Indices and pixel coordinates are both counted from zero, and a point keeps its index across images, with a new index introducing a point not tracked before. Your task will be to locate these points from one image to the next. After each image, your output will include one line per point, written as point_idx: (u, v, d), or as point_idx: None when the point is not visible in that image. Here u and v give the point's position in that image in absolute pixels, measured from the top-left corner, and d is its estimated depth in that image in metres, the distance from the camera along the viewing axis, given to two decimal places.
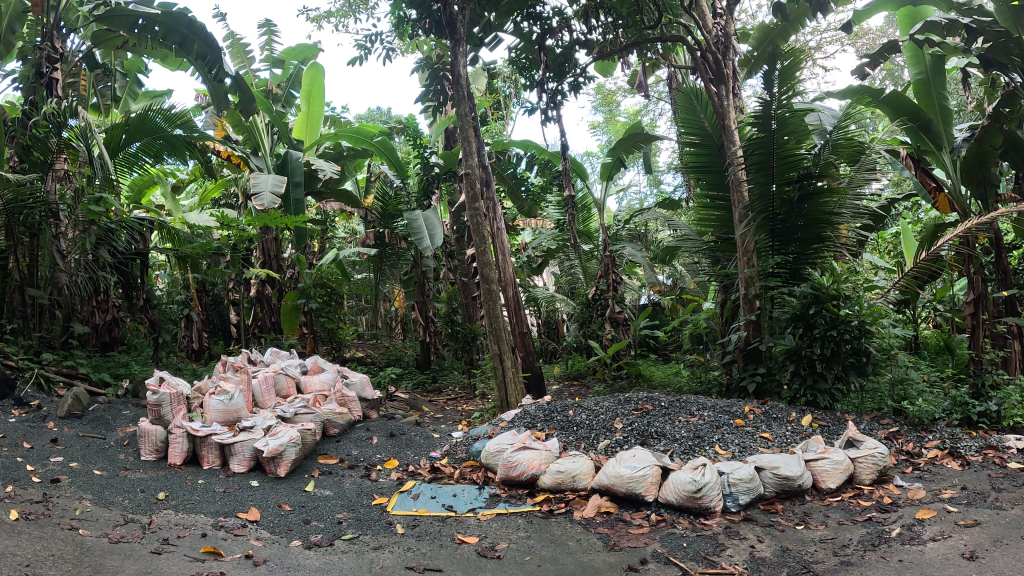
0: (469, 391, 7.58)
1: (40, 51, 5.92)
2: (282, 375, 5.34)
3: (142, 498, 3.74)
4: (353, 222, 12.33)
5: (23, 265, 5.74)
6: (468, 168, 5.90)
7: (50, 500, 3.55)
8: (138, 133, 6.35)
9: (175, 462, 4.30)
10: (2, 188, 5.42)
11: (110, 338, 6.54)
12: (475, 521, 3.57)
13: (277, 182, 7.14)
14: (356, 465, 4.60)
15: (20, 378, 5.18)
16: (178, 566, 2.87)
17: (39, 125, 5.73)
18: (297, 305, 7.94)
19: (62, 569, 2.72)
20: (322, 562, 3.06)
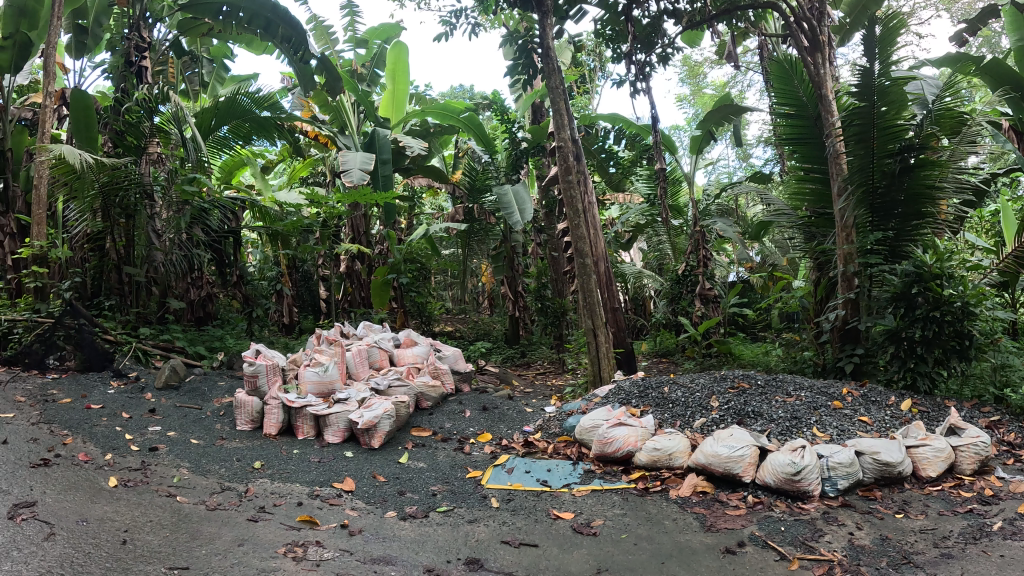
0: (559, 365, 7.61)
1: (130, 41, 6.20)
2: (375, 348, 5.53)
3: (239, 467, 3.94)
4: (440, 200, 12.49)
5: (120, 245, 6.05)
6: (562, 141, 5.83)
7: (149, 468, 3.81)
8: (226, 118, 6.74)
9: (270, 432, 4.53)
10: (99, 172, 5.64)
11: (203, 314, 7.11)
12: (571, 497, 3.59)
13: (365, 159, 7.27)
14: (449, 438, 4.69)
15: (118, 352, 5.61)
16: (275, 533, 3.01)
17: (132, 110, 6.02)
18: (387, 279, 8.17)
19: (161, 535, 2.90)
20: (417, 534, 3.15)
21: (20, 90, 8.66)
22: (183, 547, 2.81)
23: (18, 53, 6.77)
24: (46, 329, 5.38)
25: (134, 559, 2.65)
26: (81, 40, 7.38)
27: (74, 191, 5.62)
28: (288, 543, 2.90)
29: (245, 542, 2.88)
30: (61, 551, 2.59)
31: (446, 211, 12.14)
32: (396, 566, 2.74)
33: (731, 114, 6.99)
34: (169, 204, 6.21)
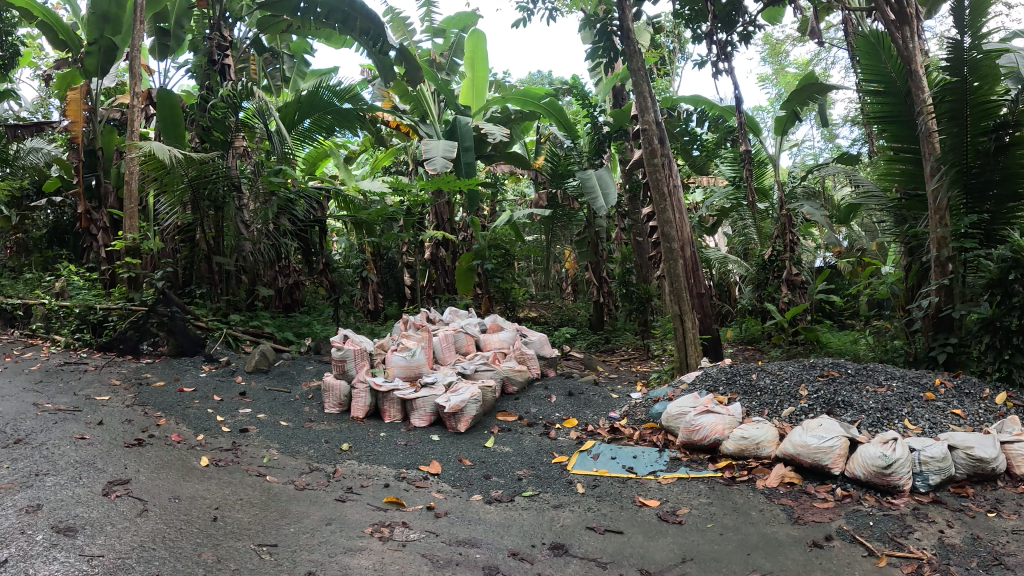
0: (643, 352, 7.53)
1: (211, 41, 6.48)
2: (462, 333, 5.59)
3: (327, 449, 4.08)
4: (522, 186, 12.55)
5: (210, 236, 6.58)
6: (645, 124, 5.73)
7: (239, 449, 4.00)
8: (309, 111, 6.98)
9: (358, 415, 4.66)
10: (189, 166, 6.05)
11: (290, 300, 7.50)
12: (656, 484, 3.56)
13: (448, 147, 7.36)
14: (535, 423, 4.71)
15: (210, 337, 6.04)
16: (361, 513, 3.11)
17: (218, 107, 6.33)
18: (471, 266, 8.17)
19: (249, 513, 3.05)
20: (503, 518, 3.19)
21: (110, 92, 9.51)
22: (271, 525, 2.94)
23: (102, 57, 7.30)
24: (141, 315, 5.90)
25: (223, 534, 2.79)
26: (163, 42, 7.84)
27: (165, 185, 6.14)
28: (373, 522, 2.99)
29: (331, 521, 2.99)
30: (153, 527, 2.77)
31: (529, 197, 12.16)
32: (479, 549, 2.79)
33: (813, 92, 6.74)
34: (255, 195, 6.64)
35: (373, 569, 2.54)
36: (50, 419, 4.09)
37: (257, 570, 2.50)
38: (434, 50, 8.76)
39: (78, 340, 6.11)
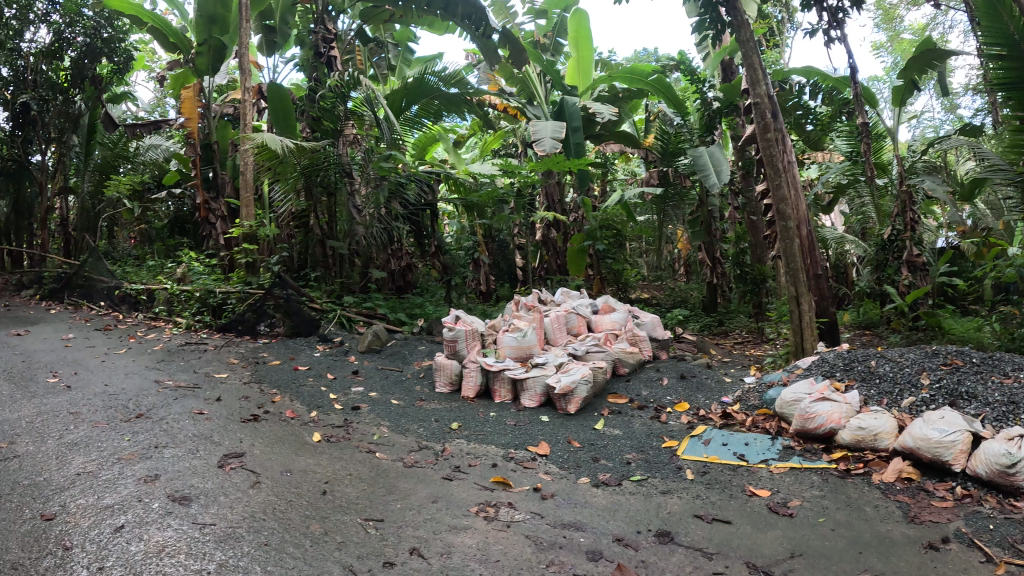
0: (758, 335, 7.26)
1: (318, 34, 7.01)
2: (574, 315, 5.56)
3: (438, 428, 4.17)
4: (632, 164, 12.41)
5: (323, 221, 7.08)
6: (757, 97, 5.46)
7: (351, 426, 4.15)
8: (416, 98, 7.13)
9: (469, 395, 4.74)
10: (300, 154, 6.46)
11: (403, 282, 7.85)
12: (768, 473, 3.42)
13: (557, 128, 7.30)
14: (646, 406, 4.62)
15: (325, 318, 6.39)
16: (469, 493, 3.16)
17: (327, 97, 6.74)
18: (583, 248, 8.16)
19: (358, 488, 3.16)
20: (609, 502, 3.17)
21: (223, 88, 10.43)
22: (378, 500, 3.03)
23: (212, 55, 7.85)
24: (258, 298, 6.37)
25: (331, 508, 2.90)
26: (271, 38, 8.45)
27: (279, 173, 6.56)
28: (479, 503, 3.04)
29: (438, 499, 3.06)
30: (263, 499, 2.92)
31: (638, 176, 11.97)
32: (586, 534, 2.80)
33: (934, 58, 6.26)
34: (366, 181, 6.84)
35: (474, 549, 2.58)
36: (171, 396, 4.46)
37: (360, 544, 2.58)
38: (537, 32, 8.85)
39: (201, 323, 6.68)
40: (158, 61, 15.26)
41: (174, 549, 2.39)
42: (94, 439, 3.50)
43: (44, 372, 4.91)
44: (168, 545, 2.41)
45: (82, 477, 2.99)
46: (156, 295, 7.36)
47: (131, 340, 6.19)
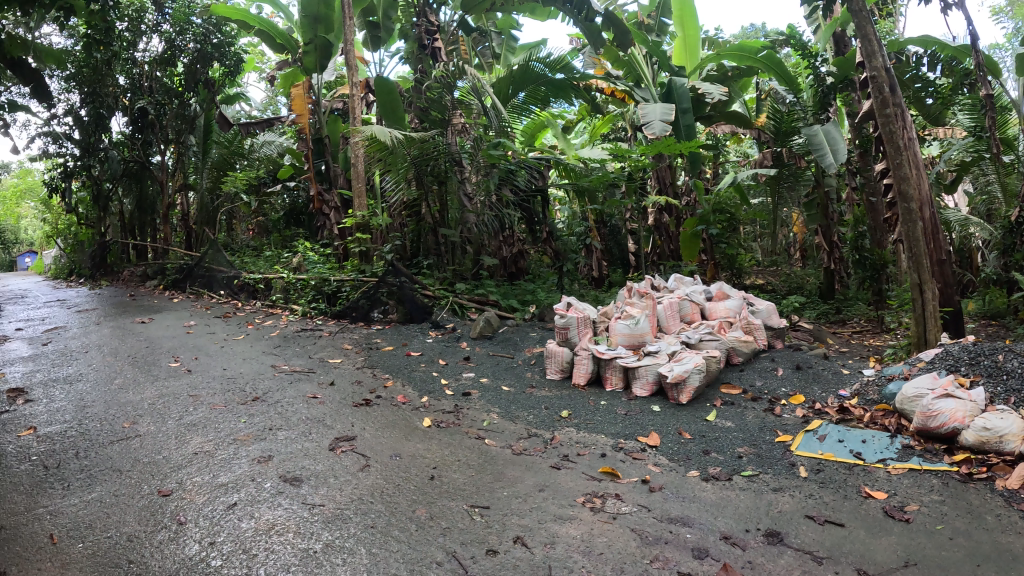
0: (876, 325, 6.86)
1: (420, 27, 7.35)
2: (687, 301, 5.19)
3: (547, 416, 4.13)
4: (745, 145, 12.19)
5: (434, 210, 7.27)
6: (874, 71, 5.10)
7: (461, 411, 4.25)
8: (523, 84, 7.19)
9: (579, 382, 4.59)
10: (409, 146, 6.64)
11: (515, 269, 7.83)
12: (885, 474, 3.09)
13: (666, 110, 7.13)
14: (759, 398, 4.12)
15: (438, 306, 6.55)
16: (578, 482, 3.15)
17: (434, 88, 6.96)
18: (696, 232, 7.96)
19: (466, 474, 3.23)
20: (719, 498, 2.94)
21: (331, 85, 10.92)
22: (485, 487, 3.08)
23: (319, 53, 8.36)
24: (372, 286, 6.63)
25: (438, 493, 2.97)
26: (375, 34, 8.71)
27: (390, 164, 6.75)
28: (589, 492, 3.01)
29: (545, 487, 3.06)
30: (373, 481, 3.04)
31: (752, 156, 11.64)
32: (692, 529, 2.65)
33: None
34: (477, 168, 7.03)
35: (579, 540, 2.55)
36: (286, 379, 4.74)
37: (464, 530, 2.61)
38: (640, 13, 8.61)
39: (315, 310, 7.14)
40: (267, 63, 16.33)
41: (282, 528, 2.53)
42: (211, 421, 3.79)
43: (168, 359, 5.38)
44: (277, 524, 2.56)
45: (200, 456, 3.25)
46: (270, 283, 8.21)
47: (249, 327, 6.73)
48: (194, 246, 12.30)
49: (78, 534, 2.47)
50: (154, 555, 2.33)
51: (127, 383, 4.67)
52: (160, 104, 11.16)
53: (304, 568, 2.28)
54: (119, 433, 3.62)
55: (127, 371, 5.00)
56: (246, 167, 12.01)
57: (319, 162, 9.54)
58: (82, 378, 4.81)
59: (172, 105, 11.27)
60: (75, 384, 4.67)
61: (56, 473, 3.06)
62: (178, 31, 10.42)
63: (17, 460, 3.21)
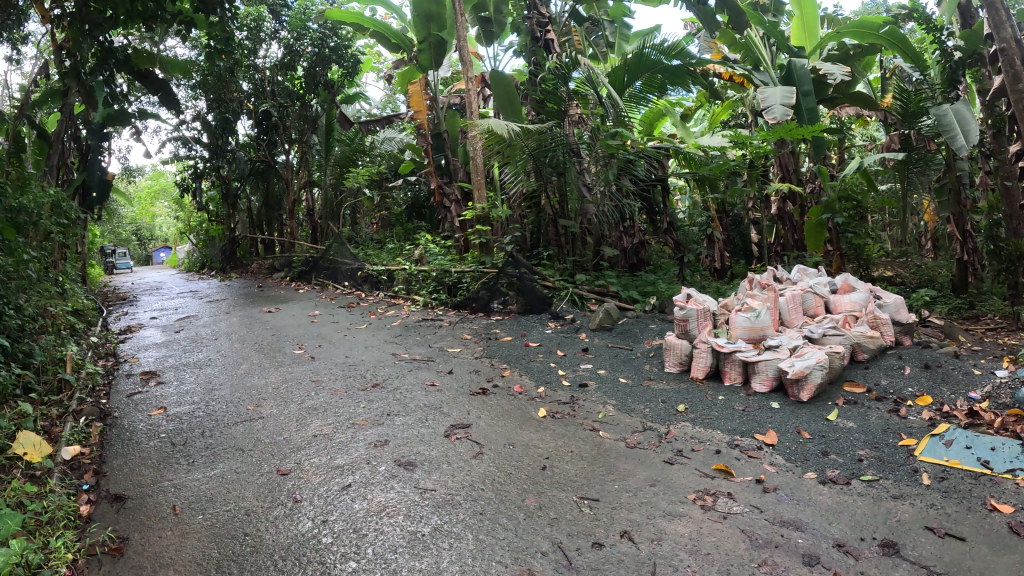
0: (1015, 321, 6.16)
1: (533, 20, 7.59)
2: (809, 293, 4.93)
3: (663, 409, 3.94)
4: (872, 130, 11.63)
5: (554, 201, 7.38)
6: (1004, 41, 4.30)
7: (577, 403, 4.19)
8: (638, 73, 7.02)
9: (697, 375, 4.38)
10: (527, 138, 6.85)
11: (636, 260, 7.70)
12: (1012, 486, 2.75)
13: (787, 94, 6.80)
14: (884, 397, 3.86)
15: (558, 297, 6.53)
16: (690, 479, 2.97)
17: (549, 80, 7.04)
18: (821, 220, 7.42)
19: (577, 466, 3.17)
20: (835, 502, 2.73)
21: (448, 81, 11.21)
22: (597, 479, 2.98)
23: (433, 51, 8.72)
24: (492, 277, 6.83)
25: (549, 484, 2.94)
26: (488, 29, 9.00)
27: (509, 156, 7.00)
28: (700, 490, 2.85)
29: (657, 483, 2.93)
30: (484, 468, 3.08)
31: (880, 140, 11.06)
32: (803, 534, 2.47)
33: None
34: (597, 159, 6.94)
35: (687, 538, 2.44)
36: (406, 367, 4.92)
37: (573, 522, 2.57)
38: None
39: (437, 300, 7.46)
40: (383, 62, 16.99)
41: (393, 510, 2.63)
42: (331, 405, 4.00)
43: (293, 346, 5.73)
44: (388, 506, 2.66)
45: (318, 438, 3.43)
46: (394, 275, 8.53)
47: (372, 316, 7.06)
48: (319, 239, 13.40)
49: (199, 507, 2.71)
50: (269, 529, 2.50)
51: (253, 367, 5.03)
52: (281, 105, 12.47)
53: (410, 549, 2.34)
54: (244, 414, 3.89)
55: (257, 356, 5.38)
56: (369, 162, 12.58)
57: (439, 157, 9.82)
58: (210, 362, 5.25)
59: (294, 106, 12.52)
60: (204, 368, 5.11)
61: (182, 449, 3.38)
62: (297, 36, 11.42)
63: (148, 437, 3.58)
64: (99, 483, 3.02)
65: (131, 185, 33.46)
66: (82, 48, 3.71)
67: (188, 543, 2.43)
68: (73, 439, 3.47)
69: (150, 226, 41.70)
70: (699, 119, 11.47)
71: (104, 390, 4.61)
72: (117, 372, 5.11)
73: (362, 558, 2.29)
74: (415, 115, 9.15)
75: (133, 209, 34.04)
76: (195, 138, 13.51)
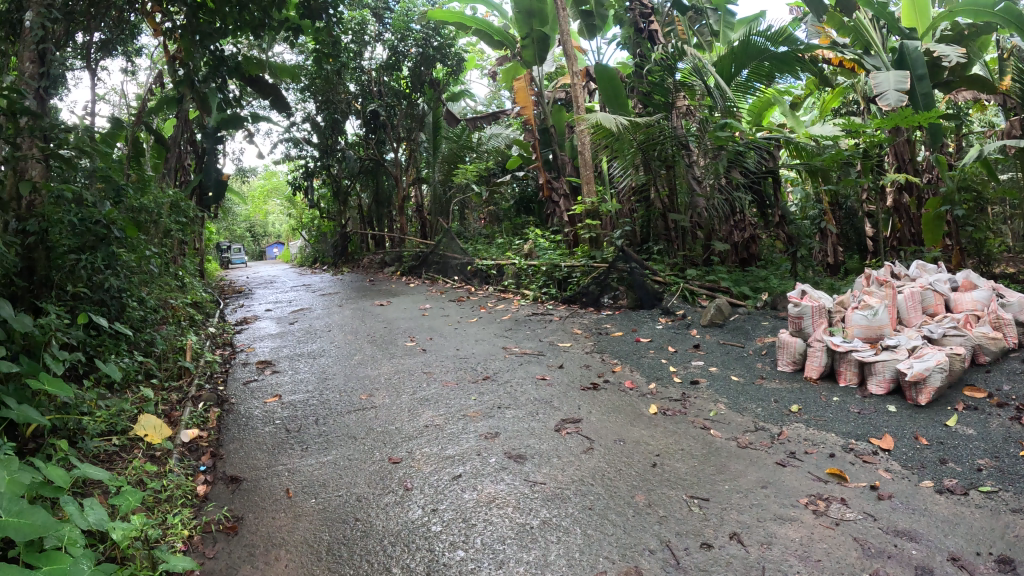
0: None
1: (635, 11, 7.67)
2: (929, 291, 4.63)
3: (776, 409, 3.78)
4: (992, 115, 10.98)
5: (664, 195, 7.17)
6: None
7: (688, 400, 4.07)
8: (745, 61, 6.86)
9: (812, 375, 4.20)
10: (636, 131, 6.70)
11: (747, 255, 7.51)
12: None
13: (901, 78, 6.54)
14: (1008, 404, 3.48)
15: (668, 293, 6.42)
16: (802, 482, 2.84)
17: (655, 71, 6.85)
18: (939, 214, 7.05)
19: (688, 464, 3.08)
20: (954, 513, 2.54)
21: (551, 76, 11.26)
22: (707, 479, 2.88)
23: (537, 46, 8.81)
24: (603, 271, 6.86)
25: (659, 481, 2.87)
26: (590, 22, 8.96)
27: (617, 150, 6.95)
28: (813, 494, 2.72)
29: (769, 484, 2.81)
30: (595, 463, 3.06)
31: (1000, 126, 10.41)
32: (918, 545, 2.32)
33: None
34: (705, 151, 6.83)
35: (798, 543, 2.33)
36: (517, 360, 4.98)
37: (682, 521, 2.50)
38: None
39: (547, 294, 7.52)
40: (486, 59, 17.22)
41: (503, 502, 2.66)
42: (442, 397, 4.10)
43: (405, 338, 5.89)
44: (498, 498, 2.70)
45: (429, 429, 3.53)
46: (503, 269, 8.63)
47: (482, 311, 7.17)
48: (428, 234, 13.73)
49: (311, 491, 2.84)
50: (379, 515, 2.59)
51: (366, 358, 5.22)
52: (390, 104, 12.82)
53: (518, 541, 2.36)
54: (358, 404, 4.04)
55: (371, 348, 5.56)
56: (476, 158, 12.80)
57: (546, 151, 9.85)
58: (324, 353, 5.48)
59: (402, 105, 12.88)
60: (318, 358, 5.34)
61: (296, 435, 3.55)
62: (401, 37, 11.73)
63: (264, 423, 3.78)
64: (217, 465, 3.22)
65: (246, 185, 35.21)
66: (195, 59, 3.93)
67: (300, 525, 2.56)
68: (193, 423, 3.71)
69: (266, 224, 43.71)
70: (807, 108, 11.07)
71: (222, 377, 4.90)
72: (234, 361, 5.42)
73: (470, 548, 2.32)
74: (521, 111, 9.22)
75: (249, 207, 35.81)
76: (306, 139, 14.23)
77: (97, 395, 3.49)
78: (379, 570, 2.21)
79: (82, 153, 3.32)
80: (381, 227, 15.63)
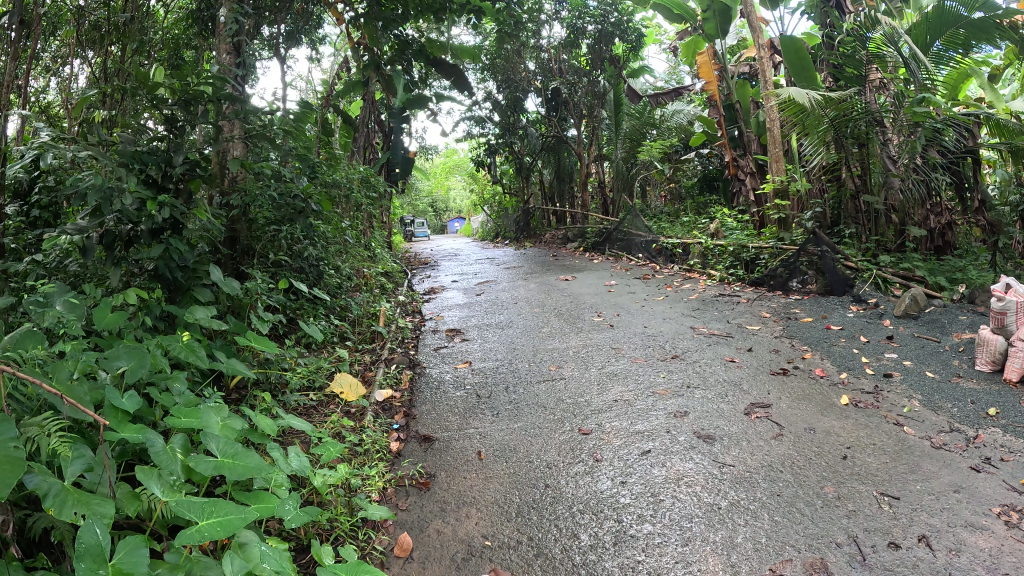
0: None
1: None
2: None
3: (971, 411, 3.47)
4: None
5: (856, 174, 6.74)
6: None
7: (881, 393, 3.80)
8: (940, 30, 6.34)
9: (1011, 378, 3.80)
10: (828, 106, 6.44)
11: (943, 242, 6.85)
12: None
13: None
14: None
15: (860, 279, 6.06)
16: (997, 491, 2.59)
17: (849, 43, 6.62)
18: None
19: (880, 459, 2.89)
20: None
21: (733, 50, 10.96)
22: (898, 476, 2.70)
23: (718, 18, 8.48)
24: (792, 255, 6.59)
25: (849, 474, 2.72)
26: None
27: (807, 127, 6.64)
28: (1006, 504, 2.48)
29: (963, 489, 2.59)
30: (784, 451, 2.95)
31: None
32: None
33: None
34: (900, 128, 6.35)
35: (988, 554, 2.14)
36: (706, 341, 4.90)
37: (871, 517, 2.36)
38: None
39: (734, 275, 7.32)
40: (666, 34, 16.93)
41: (691, 480, 2.65)
42: (632, 373, 4.14)
43: (591, 313, 5.97)
44: (686, 476, 2.69)
45: (619, 403, 3.58)
46: (689, 248, 8.48)
47: (668, 289, 7.11)
48: (609, 211, 13.67)
49: (501, 455, 2.98)
50: (568, 483, 2.66)
51: (554, 331, 5.34)
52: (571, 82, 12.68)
53: (706, 520, 2.35)
54: (547, 374, 4.17)
55: (558, 321, 5.70)
56: (658, 135, 12.61)
57: (732, 128, 9.56)
58: (511, 324, 5.68)
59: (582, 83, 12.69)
60: (505, 328, 5.54)
61: (488, 401, 3.72)
62: (578, 15, 11.80)
63: (455, 387, 3.99)
64: (409, 424, 3.44)
65: (431, 163, 36.92)
66: (378, 43, 4.21)
67: (491, 486, 2.69)
68: (387, 383, 3.99)
69: (450, 200, 45.63)
70: (1007, 79, 10.01)
71: (412, 342, 5.20)
72: (424, 328, 5.74)
73: (657, 523, 2.34)
74: (704, 86, 9.03)
75: (430, 182, 37.37)
76: (487, 117, 14.66)
77: (298, 353, 3.83)
78: (568, 535, 2.29)
79: (284, 134, 3.63)
80: (562, 203, 15.81)
